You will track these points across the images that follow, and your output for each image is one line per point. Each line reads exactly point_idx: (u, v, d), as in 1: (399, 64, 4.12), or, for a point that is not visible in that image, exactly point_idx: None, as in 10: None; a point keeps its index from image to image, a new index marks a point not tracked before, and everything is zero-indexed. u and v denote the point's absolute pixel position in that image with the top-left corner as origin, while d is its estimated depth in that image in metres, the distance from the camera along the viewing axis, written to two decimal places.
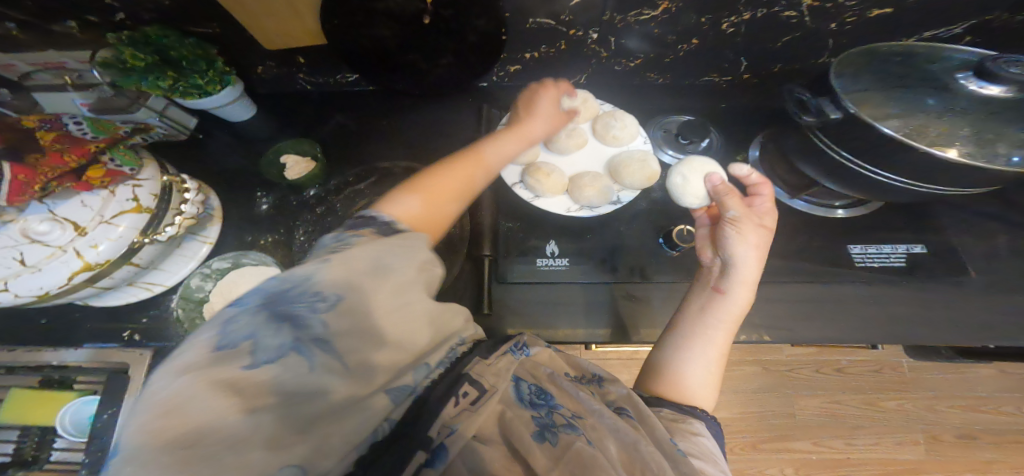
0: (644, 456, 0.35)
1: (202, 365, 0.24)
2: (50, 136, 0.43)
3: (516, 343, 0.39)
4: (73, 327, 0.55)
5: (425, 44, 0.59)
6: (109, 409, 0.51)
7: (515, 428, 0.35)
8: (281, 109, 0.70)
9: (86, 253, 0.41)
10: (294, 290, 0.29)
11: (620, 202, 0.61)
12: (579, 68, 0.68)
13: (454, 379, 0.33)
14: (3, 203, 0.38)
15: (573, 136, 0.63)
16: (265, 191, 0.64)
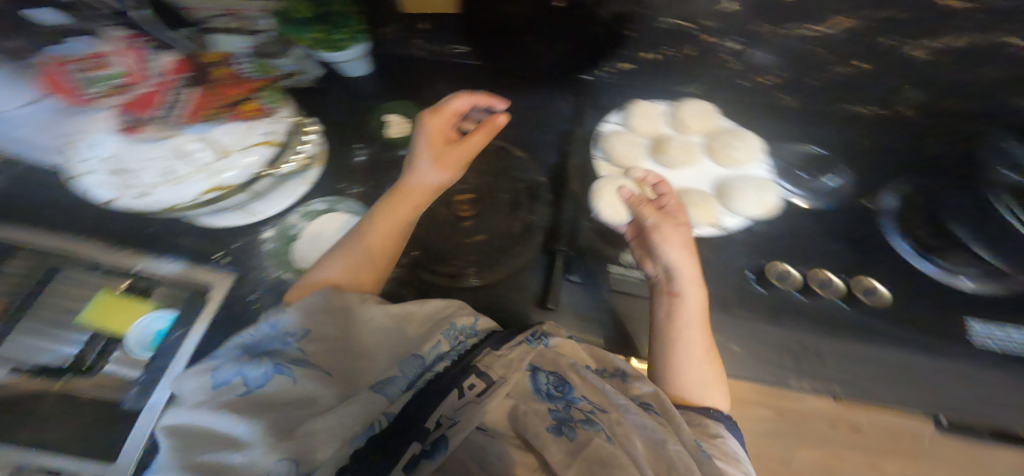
0: (671, 453, 0.39)
1: (209, 399, 0.34)
2: (221, 71, 0.53)
3: (529, 335, 0.45)
4: (173, 235, 0.60)
5: (549, 27, 0.62)
6: (183, 327, 0.57)
7: (531, 423, 0.41)
8: (389, 69, 0.72)
9: (219, 175, 0.46)
10: (265, 335, 0.39)
11: (722, 228, 0.59)
12: (700, 77, 0.65)
13: (462, 371, 0.40)
14: (182, 119, 0.48)
15: (686, 151, 0.60)
16: (365, 144, 0.67)
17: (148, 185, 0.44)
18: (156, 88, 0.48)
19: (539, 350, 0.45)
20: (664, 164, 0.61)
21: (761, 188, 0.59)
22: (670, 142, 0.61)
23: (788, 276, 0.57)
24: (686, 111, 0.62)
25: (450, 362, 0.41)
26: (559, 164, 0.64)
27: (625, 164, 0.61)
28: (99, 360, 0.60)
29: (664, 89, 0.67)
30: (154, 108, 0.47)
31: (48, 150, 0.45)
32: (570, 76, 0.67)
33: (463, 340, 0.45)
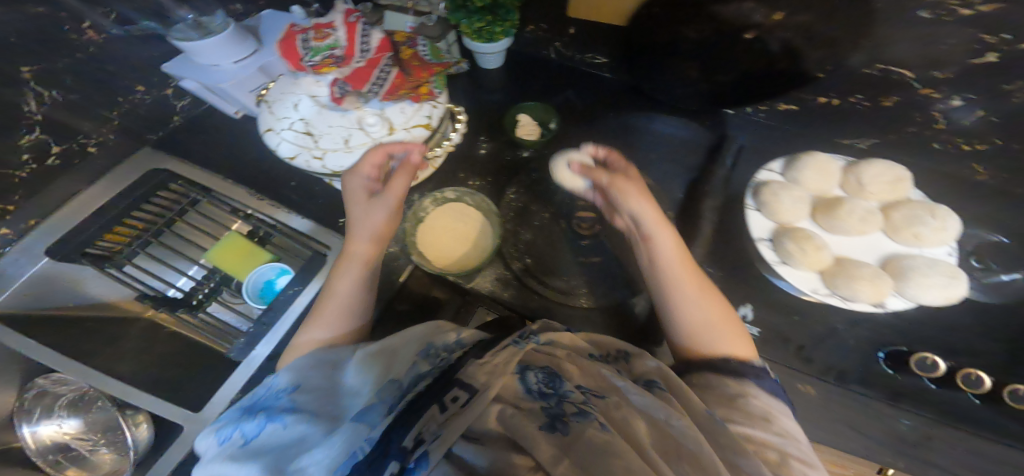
0: (678, 431, 0.32)
1: (216, 459, 0.35)
2: (409, 54, 0.54)
3: (517, 336, 0.39)
4: (310, 196, 0.66)
5: (721, 57, 0.55)
6: (298, 285, 0.59)
7: (523, 428, 0.31)
8: (521, 71, 0.74)
9: (385, 150, 0.51)
10: (265, 391, 0.39)
11: (883, 307, 0.45)
12: (874, 130, 0.57)
13: (445, 385, 0.33)
14: (381, 97, 0.52)
15: (863, 219, 0.47)
16: (488, 138, 0.68)
17: (332, 148, 0.50)
18: (367, 65, 0.52)
19: (527, 352, 0.38)
20: (828, 227, 0.48)
21: (948, 282, 0.45)
22: (847, 204, 0.48)
23: (932, 367, 0.51)
24: (872, 169, 0.49)
25: (435, 377, 0.34)
26: (687, 197, 0.61)
27: (780, 218, 0.49)
28: (208, 297, 0.65)
29: (822, 137, 0.61)
30: (362, 84, 0.51)
31: (261, 108, 0.53)
32: (712, 107, 0.64)
33: (445, 355, 0.38)
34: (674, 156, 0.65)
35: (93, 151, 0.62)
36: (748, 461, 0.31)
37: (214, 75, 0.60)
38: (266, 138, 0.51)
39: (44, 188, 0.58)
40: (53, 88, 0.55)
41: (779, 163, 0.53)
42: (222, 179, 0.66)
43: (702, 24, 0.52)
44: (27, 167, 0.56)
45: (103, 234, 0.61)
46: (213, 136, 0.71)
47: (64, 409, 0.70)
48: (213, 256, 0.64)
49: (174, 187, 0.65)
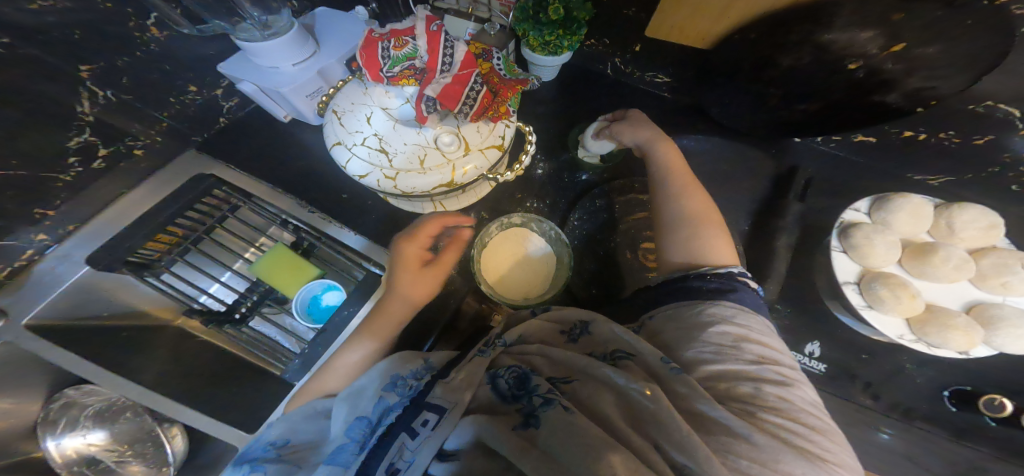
0: (638, 399, 0.34)
1: None
2: (486, 68, 0.51)
3: (480, 347, 0.42)
4: (364, 210, 0.65)
5: (812, 84, 0.55)
6: (352, 306, 0.56)
7: (489, 427, 0.33)
8: (576, 86, 0.72)
9: (461, 171, 0.49)
10: (257, 445, 0.43)
11: (970, 355, 0.47)
12: (939, 168, 0.59)
13: (415, 410, 0.35)
14: (469, 119, 0.50)
15: (956, 266, 0.50)
16: (544, 157, 0.66)
17: (408, 169, 0.49)
18: (456, 82, 0.49)
19: (494, 358, 0.41)
20: (917, 272, 0.51)
21: None
22: (941, 251, 0.50)
23: (1000, 407, 0.49)
24: (964, 217, 0.51)
25: (400, 406, 0.37)
26: (752, 229, 0.63)
27: (870, 262, 0.52)
28: (252, 310, 0.62)
29: (886, 171, 0.63)
30: (454, 103, 0.49)
31: (329, 116, 0.53)
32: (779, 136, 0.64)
33: (411, 382, 0.39)
34: (734, 183, 0.66)
35: (140, 153, 0.58)
36: (712, 405, 0.33)
37: (273, 77, 0.58)
38: (334, 152, 0.51)
39: (89, 186, 0.55)
40: (109, 88, 0.52)
41: (868, 203, 0.55)
42: (267, 186, 0.64)
43: (803, 51, 0.52)
44: (72, 169, 0.52)
45: (146, 241, 0.58)
46: (262, 140, 0.69)
47: (89, 420, 0.66)
48: (258, 271, 0.60)
49: (218, 193, 0.63)
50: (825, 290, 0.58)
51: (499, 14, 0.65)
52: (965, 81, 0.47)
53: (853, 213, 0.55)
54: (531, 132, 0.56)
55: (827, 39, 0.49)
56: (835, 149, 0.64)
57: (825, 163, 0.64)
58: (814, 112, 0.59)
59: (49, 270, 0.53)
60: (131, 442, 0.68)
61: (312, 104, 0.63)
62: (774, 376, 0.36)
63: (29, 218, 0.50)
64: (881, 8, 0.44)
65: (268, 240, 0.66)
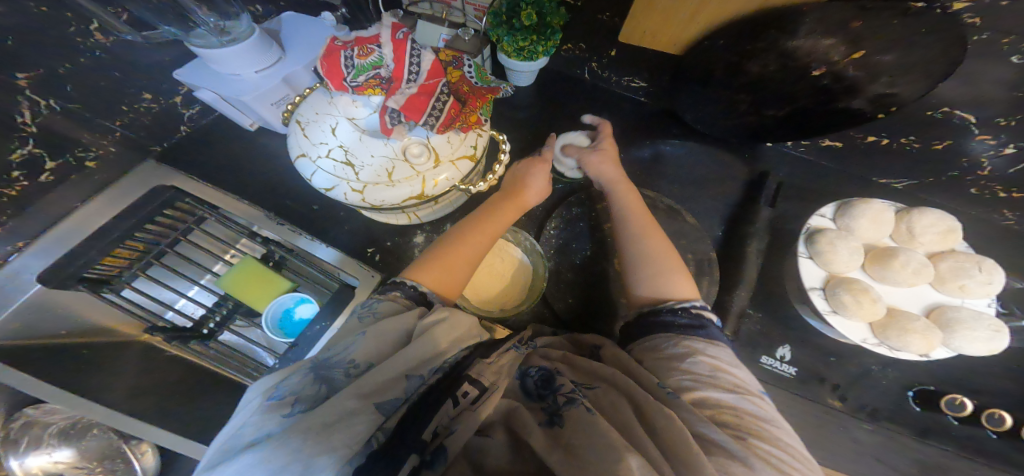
0: (649, 407, 0.35)
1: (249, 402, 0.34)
2: (456, 77, 0.51)
3: (517, 343, 0.41)
4: (337, 221, 0.64)
5: (777, 88, 0.55)
6: (324, 321, 0.53)
7: (524, 417, 0.35)
8: (552, 92, 0.72)
9: (429, 185, 0.48)
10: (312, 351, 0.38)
11: (930, 357, 0.48)
12: (903, 172, 0.61)
13: (454, 380, 0.35)
14: (435, 131, 0.49)
15: (916, 271, 0.51)
16: None
17: (375, 182, 0.48)
18: (421, 92, 0.49)
19: (527, 355, 0.42)
20: (879, 277, 0.53)
21: (995, 332, 0.48)
22: (900, 255, 0.52)
23: (961, 406, 0.51)
24: (923, 222, 0.53)
25: (449, 369, 0.36)
26: (726, 235, 0.63)
27: (834, 268, 0.53)
28: (220, 325, 0.60)
29: (851, 176, 0.65)
30: (418, 114, 0.49)
31: (292, 126, 0.51)
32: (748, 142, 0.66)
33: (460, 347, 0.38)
34: (708, 189, 0.66)
35: (92, 166, 0.56)
36: (707, 426, 0.33)
37: (235, 85, 0.56)
38: (298, 164, 0.49)
39: (39, 202, 0.52)
40: (53, 97, 0.50)
41: (834, 209, 0.57)
42: (237, 199, 0.62)
43: (768, 58, 0.51)
44: (18, 183, 0.50)
45: (101, 257, 0.53)
46: (234, 152, 0.68)
47: (54, 437, 0.64)
48: (226, 284, 0.58)
49: (181, 205, 0.60)
50: (794, 293, 0.59)
51: (473, 19, 0.65)
52: (925, 86, 0.48)
53: (821, 220, 0.56)
54: (503, 140, 0.56)
55: (794, 45, 0.49)
56: (803, 153, 0.66)
57: (795, 168, 0.66)
58: (782, 118, 0.59)
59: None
60: (99, 458, 0.67)
61: (277, 112, 0.61)
62: (751, 407, 0.36)
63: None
64: (843, 15, 0.44)
65: (236, 253, 0.64)
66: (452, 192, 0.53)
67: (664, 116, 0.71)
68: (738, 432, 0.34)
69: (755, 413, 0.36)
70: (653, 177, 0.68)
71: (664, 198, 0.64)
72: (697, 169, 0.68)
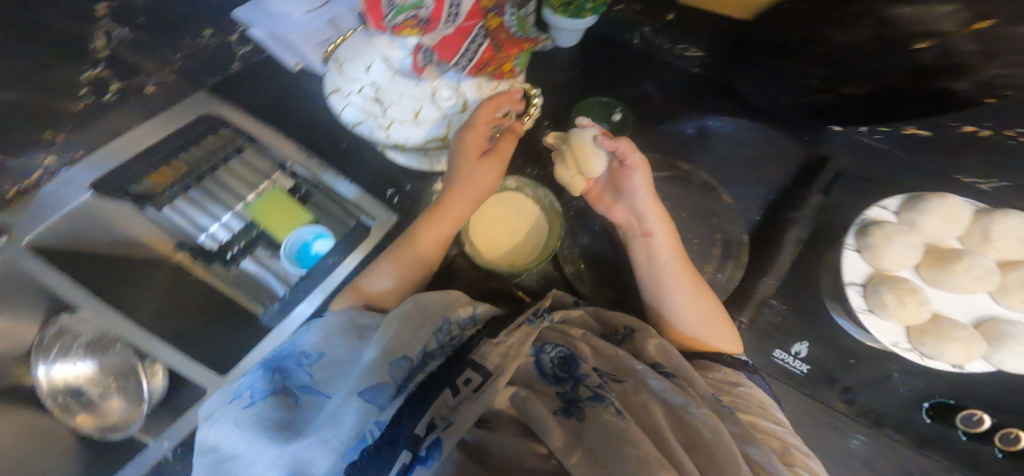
0: (695, 418, 0.36)
1: (228, 416, 0.37)
2: (495, 23, 0.48)
3: (529, 316, 0.42)
4: (362, 161, 0.64)
5: (864, 63, 0.46)
6: (336, 256, 0.57)
7: (535, 408, 0.36)
8: (596, 51, 0.68)
9: None
10: (286, 358, 0.41)
11: (962, 369, 0.46)
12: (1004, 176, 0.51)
13: (456, 369, 0.36)
14: (466, 74, 0.48)
15: (979, 278, 0.48)
16: (551, 125, 0.65)
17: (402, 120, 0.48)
18: (457, 33, 0.45)
19: (540, 332, 0.43)
20: (933, 279, 0.50)
21: None
22: (964, 259, 0.48)
23: (977, 423, 0.49)
24: (1004, 225, 0.48)
25: (445, 358, 0.38)
26: (763, 222, 0.59)
27: (882, 265, 0.50)
28: (243, 251, 0.63)
29: (930, 168, 0.55)
30: (452, 54, 0.46)
31: (330, 64, 0.50)
32: (811, 122, 0.58)
33: (456, 332, 0.42)
34: (754, 171, 0.61)
35: (150, 92, 0.56)
36: (755, 448, 0.35)
37: (283, 23, 0.59)
38: (331, 99, 0.50)
39: (97, 120, 0.53)
40: (133, 27, 0.53)
41: (900, 200, 0.52)
42: (267, 128, 0.61)
43: (862, 26, 0.43)
44: (82, 100, 0.51)
45: (150, 172, 0.56)
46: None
47: (82, 348, 0.64)
48: (252, 210, 0.63)
49: (225, 132, 0.60)
50: (828, 290, 0.55)
51: None
52: None
53: (879, 212, 0.52)
54: (536, 93, 0.54)
55: (897, 12, 0.40)
56: (879, 142, 0.57)
57: (863, 157, 0.57)
58: (862, 98, 0.50)
59: (52, 194, 0.51)
60: (115, 375, 0.66)
61: (321, 54, 0.61)
62: (793, 440, 0.39)
63: (35, 138, 0.49)
64: None
65: (270, 184, 0.64)
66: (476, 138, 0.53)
67: (718, 90, 0.64)
68: (783, 459, 0.37)
69: (797, 447, 0.39)
70: (692, 153, 0.64)
71: (703, 173, 0.60)
72: (743, 149, 0.62)
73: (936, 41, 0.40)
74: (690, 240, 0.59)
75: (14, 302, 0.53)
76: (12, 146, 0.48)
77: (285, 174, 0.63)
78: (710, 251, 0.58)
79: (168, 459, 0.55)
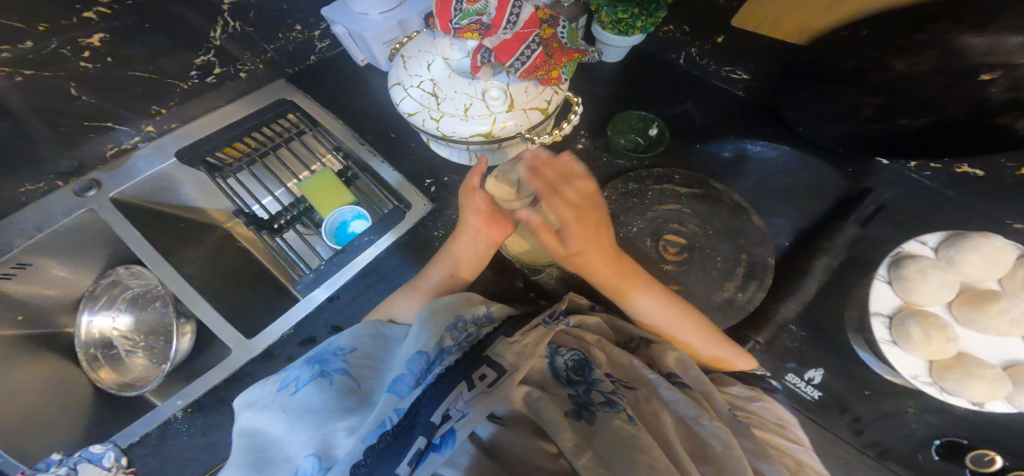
0: (703, 428, 0.37)
1: (266, 400, 0.40)
2: (547, 33, 0.51)
3: (546, 318, 0.41)
4: (407, 152, 0.68)
5: (916, 95, 0.47)
6: (372, 235, 0.60)
7: (547, 410, 0.35)
8: (639, 69, 0.71)
9: (498, 126, 0.50)
10: (322, 350, 0.44)
11: (982, 407, 0.45)
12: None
13: (471, 364, 0.35)
14: (517, 76, 0.51)
15: (1015, 322, 0.46)
16: (588, 134, 0.68)
17: (452, 113, 0.50)
18: (515, 38, 0.49)
19: (555, 334, 0.42)
20: (964, 319, 0.49)
21: None
22: (1002, 301, 0.47)
23: (987, 462, 0.49)
24: None
25: (460, 355, 0.37)
26: (792, 247, 0.59)
27: (912, 297, 0.50)
28: (289, 223, 0.67)
29: (986, 215, 0.52)
30: (507, 58, 0.49)
31: (396, 60, 0.55)
32: (856, 154, 0.57)
33: (472, 330, 0.40)
34: (787, 197, 0.62)
35: (243, 76, 0.68)
36: (766, 465, 0.37)
37: (361, 23, 0.62)
38: (392, 90, 0.53)
39: (199, 96, 0.65)
40: (238, 19, 0.62)
41: (936, 238, 0.52)
42: (330, 116, 0.69)
43: (925, 54, 0.44)
44: (190, 80, 0.63)
45: (223, 146, 0.66)
46: (337, 77, 0.74)
47: (123, 303, 0.67)
48: (305, 188, 0.66)
49: (292, 117, 0.69)
50: (850, 320, 0.56)
51: None
52: None
53: (921, 246, 0.52)
54: (577, 102, 0.56)
55: (966, 41, 0.41)
56: (928, 180, 0.54)
57: (907, 195, 0.55)
58: (915, 131, 0.50)
59: (142, 159, 0.63)
60: (147, 333, 0.68)
61: (387, 51, 0.67)
62: (800, 455, 0.42)
63: (145, 111, 0.61)
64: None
65: (322, 166, 0.70)
66: (517, 138, 0.55)
67: (763, 114, 0.65)
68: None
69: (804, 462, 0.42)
70: (725, 174, 0.65)
71: (734, 195, 0.62)
72: (786, 178, 0.62)
73: (1001, 73, 0.40)
74: (715, 257, 0.60)
75: (91, 248, 0.62)
76: (122, 117, 0.60)
77: (336, 157, 0.69)
78: (733, 271, 0.59)
79: (178, 417, 0.54)
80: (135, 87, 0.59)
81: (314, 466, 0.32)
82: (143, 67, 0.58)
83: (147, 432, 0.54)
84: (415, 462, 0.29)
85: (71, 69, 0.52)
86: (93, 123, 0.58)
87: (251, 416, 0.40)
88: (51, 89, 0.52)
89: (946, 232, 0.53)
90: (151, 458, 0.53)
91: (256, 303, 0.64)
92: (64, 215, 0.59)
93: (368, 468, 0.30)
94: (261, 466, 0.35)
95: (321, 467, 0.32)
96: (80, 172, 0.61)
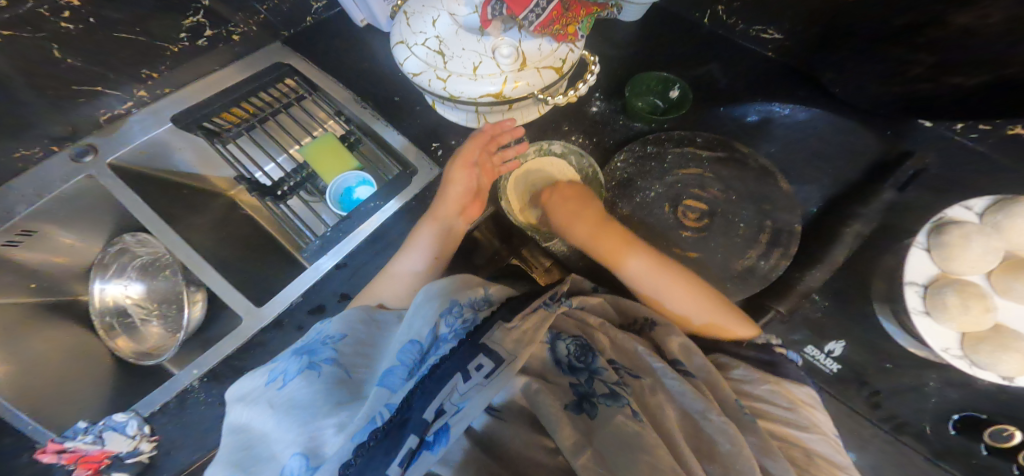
0: (709, 424, 0.35)
1: (253, 395, 0.39)
2: None
3: (546, 299, 0.37)
4: (413, 115, 0.65)
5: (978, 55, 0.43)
6: (378, 200, 0.58)
7: (545, 403, 0.33)
8: (658, 28, 0.67)
9: (509, 85, 0.47)
10: (312, 340, 0.42)
11: (1013, 382, 0.43)
12: None
13: (469, 351, 0.32)
14: (531, 30, 0.47)
15: None
16: (602, 97, 0.64)
17: (460, 72, 0.47)
18: None
19: (556, 319, 0.40)
20: (1003, 287, 0.47)
21: None
22: None
23: (1007, 438, 0.47)
24: None
25: (457, 341, 0.33)
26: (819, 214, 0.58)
27: (949, 266, 0.47)
28: (292, 190, 0.64)
29: None
30: (520, 10, 0.45)
31: (399, 17, 0.51)
32: (898, 115, 0.53)
33: (469, 313, 0.37)
34: (814, 164, 0.60)
35: (236, 39, 0.65)
36: (773, 462, 0.34)
37: None
38: (396, 50, 0.50)
39: (190, 60, 0.63)
40: None
41: (980, 202, 0.49)
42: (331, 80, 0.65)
43: (993, 6, 0.40)
44: (181, 43, 0.60)
45: (221, 112, 0.64)
46: (339, 40, 0.71)
47: (133, 271, 0.67)
48: (306, 155, 0.64)
49: (289, 82, 0.66)
50: (878, 290, 0.54)
51: None
52: None
53: (963, 212, 0.49)
54: (593, 62, 0.52)
55: None
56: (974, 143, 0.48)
57: (952, 163, 0.50)
58: (967, 92, 0.46)
59: (137, 122, 0.61)
60: (159, 301, 0.68)
61: (388, 9, 0.63)
62: (827, 450, 0.38)
63: (135, 76, 0.59)
64: None
65: (324, 131, 0.68)
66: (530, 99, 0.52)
67: (793, 77, 0.61)
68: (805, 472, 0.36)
69: (827, 458, 0.38)
70: (749, 140, 0.62)
71: (760, 157, 0.59)
72: (813, 143, 0.59)
73: None
74: (737, 223, 0.58)
75: (89, 218, 0.61)
76: (114, 83, 0.58)
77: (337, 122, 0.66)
78: (756, 238, 0.57)
79: (194, 387, 0.54)
80: (122, 50, 0.56)
81: (302, 465, 0.31)
82: (130, 29, 0.55)
83: (166, 401, 0.53)
84: (407, 462, 0.28)
85: (51, 31, 0.50)
86: (82, 87, 0.56)
87: (238, 411, 0.38)
88: (36, 52, 0.50)
89: (994, 195, 0.49)
90: (171, 427, 0.54)
91: (267, 272, 0.64)
92: (64, 181, 0.57)
93: (358, 467, 0.28)
94: (248, 465, 0.33)
95: (309, 466, 0.31)
96: (75, 137, 0.59)
